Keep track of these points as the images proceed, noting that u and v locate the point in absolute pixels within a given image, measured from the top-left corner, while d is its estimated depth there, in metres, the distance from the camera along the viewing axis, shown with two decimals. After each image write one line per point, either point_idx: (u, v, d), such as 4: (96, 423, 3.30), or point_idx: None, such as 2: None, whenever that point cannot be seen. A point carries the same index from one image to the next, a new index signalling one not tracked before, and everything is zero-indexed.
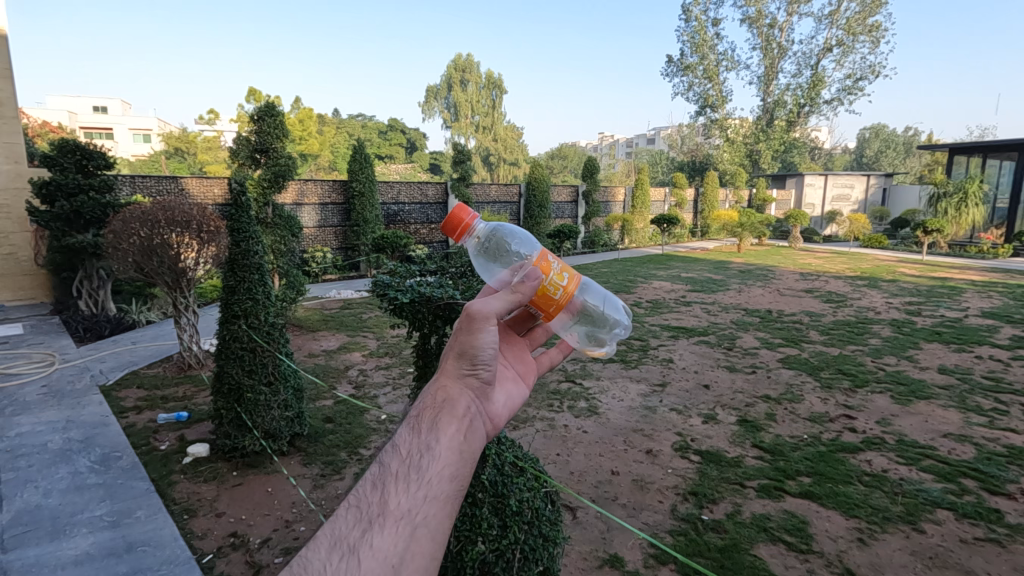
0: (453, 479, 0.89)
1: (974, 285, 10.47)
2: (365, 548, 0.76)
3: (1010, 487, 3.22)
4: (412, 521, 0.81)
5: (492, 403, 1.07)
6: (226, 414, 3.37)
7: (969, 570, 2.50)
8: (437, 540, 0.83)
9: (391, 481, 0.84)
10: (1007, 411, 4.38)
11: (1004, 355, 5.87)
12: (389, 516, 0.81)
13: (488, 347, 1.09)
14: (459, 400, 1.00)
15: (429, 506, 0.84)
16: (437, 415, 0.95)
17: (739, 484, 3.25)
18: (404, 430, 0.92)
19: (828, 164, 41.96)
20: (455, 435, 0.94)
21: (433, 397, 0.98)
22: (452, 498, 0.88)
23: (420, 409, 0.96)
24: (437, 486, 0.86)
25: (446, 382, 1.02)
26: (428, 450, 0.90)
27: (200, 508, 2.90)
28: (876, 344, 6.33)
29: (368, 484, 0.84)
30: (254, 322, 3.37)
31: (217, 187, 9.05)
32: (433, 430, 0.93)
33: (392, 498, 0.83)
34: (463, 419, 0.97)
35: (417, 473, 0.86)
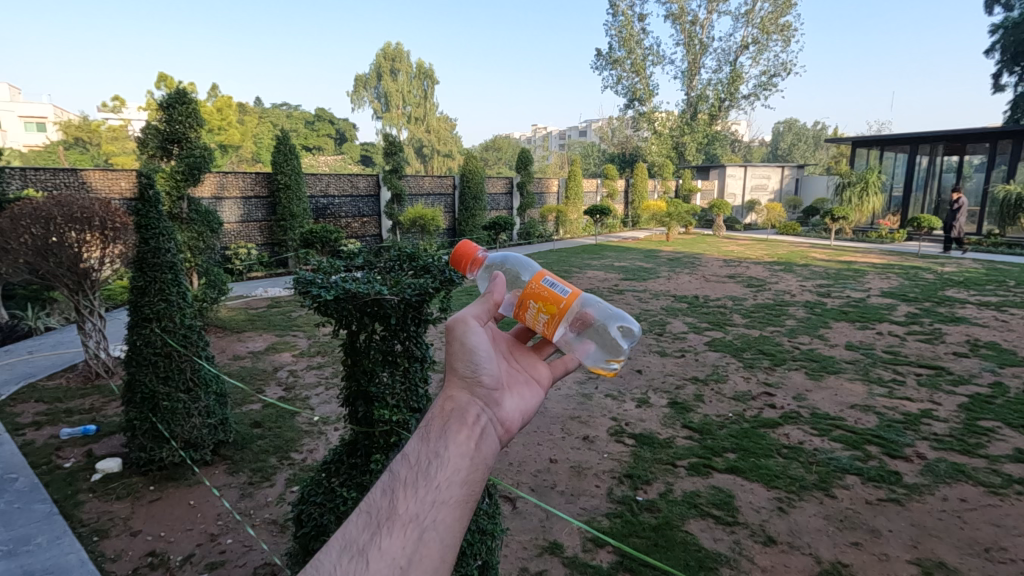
0: (464, 483, 0.85)
1: (875, 267, 11.37)
2: (373, 550, 0.75)
3: (907, 450, 3.54)
4: (420, 525, 0.78)
5: (503, 407, 1.06)
6: (139, 425, 3.13)
7: (875, 529, 2.73)
8: (448, 544, 0.79)
9: (399, 487, 0.83)
10: (904, 381, 4.82)
11: (902, 331, 6.42)
12: (397, 520, 0.79)
13: (481, 350, 1.12)
14: (470, 406, 0.99)
15: (437, 510, 0.81)
16: (447, 423, 0.94)
17: (670, 463, 3.38)
18: (416, 439, 0.91)
19: (747, 157, 44.31)
20: (465, 441, 0.91)
21: (443, 405, 0.98)
22: (464, 504, 0.84)
23: (431, 418, 0.95)
24: (446, 491, 0.83)
25: (454, 392, 1.01)
26: (437, 456, 0.87)
27: (112, 528, 2.68)
28: (792, 325, 6.78)
29: (378, 491, 0.83)
30: (168, 326, 3.14)
31: (124, 180, 8.40)
32: (443, 436, 0.90)
33: (400, 502, 0.81)
34: (473, 426, 0.95)
35: (426, 479, 0.84)
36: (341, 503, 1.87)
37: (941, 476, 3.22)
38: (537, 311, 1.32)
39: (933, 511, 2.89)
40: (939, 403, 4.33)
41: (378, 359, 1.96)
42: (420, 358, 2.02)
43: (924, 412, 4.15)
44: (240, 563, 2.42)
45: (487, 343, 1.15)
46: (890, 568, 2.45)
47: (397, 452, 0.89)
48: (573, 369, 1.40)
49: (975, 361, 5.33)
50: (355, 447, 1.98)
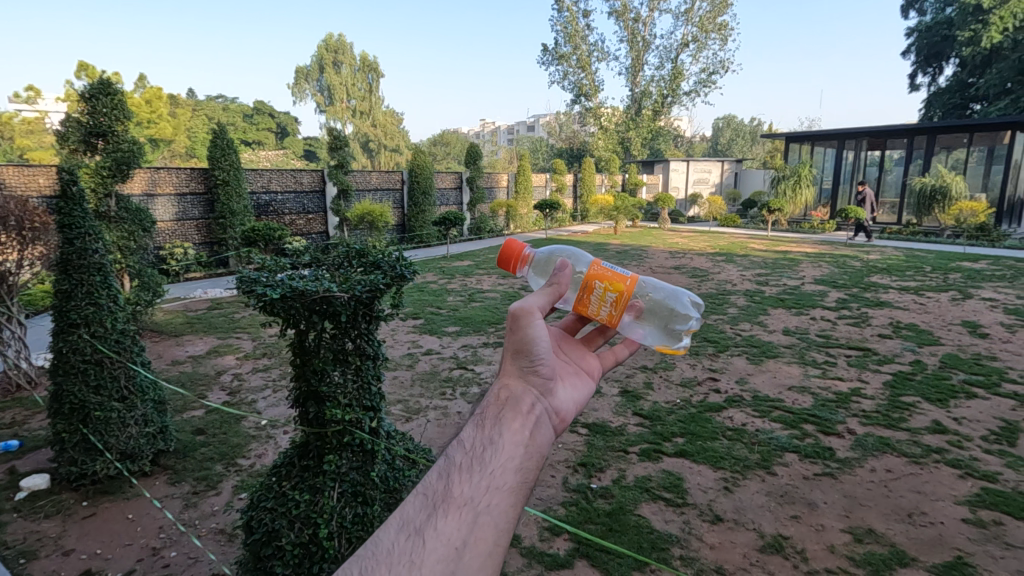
0: (518, 470, 0.84)
1: (808, 256, 12.00)
2: (430, 531, 0.75)
3: (839, 427, 3.78)
4: (475, 508, 0.78)
5: (555, 399, 1.05)
6: (69, 438, 2.93)
7: (812, 502, 2.90)
8: (504, 529, 0.78)
9: (455, 470, 0.83)
10: (836, 362, 5.14)
11: (833, 316, 6.83)
12: (452, 502, 0.78)
13: (543, 342, 1.10)
14: (523, 396, 0.98)
15: (492, 495, 0.80)
16: (501, 411, 0.94)
17: (622, 450, 3.47)
18: (471, 425, 0.91)
19: (690, 152, 45.78)
20: (519, 430, 0.91)
21: (498, 394, 0.98)
22: (520, 492, 0.82)
23: (485, 406, 0.95)
24: (501, 476, 0.83)
25: (510, 381, 1.01)
26: (491, 443, 0.87)
27: (42, 548, 2.51)
28: (734, 313, 7.07)
29: (435, 473, 0.83)
30: (98, 331, 2.96)
31: (42, 177, 7.81)
32: (497, 424, 0.91)
33: (456, 486, 0.80)
34: (527, 416, 0.94)
35: (480, 465, 0.84)
36: (293, 506, 1.82)
37: (870, 450, 3.46)
38: (605, 292, 1.43)
39: (863, 482, 3.09)
40: (867, 382, 4.63)
41: (328, 358, 1.91)
42: (372, 356, 2.01)
43: (854, 391, 4.43)
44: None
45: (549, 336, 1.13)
46: (825, 537, 2.61)
47: (453, 437, 0.89)
48: (623, 359, 1.38)
49: (898, 342, 5.73)
50: (307, 449, 1.93)
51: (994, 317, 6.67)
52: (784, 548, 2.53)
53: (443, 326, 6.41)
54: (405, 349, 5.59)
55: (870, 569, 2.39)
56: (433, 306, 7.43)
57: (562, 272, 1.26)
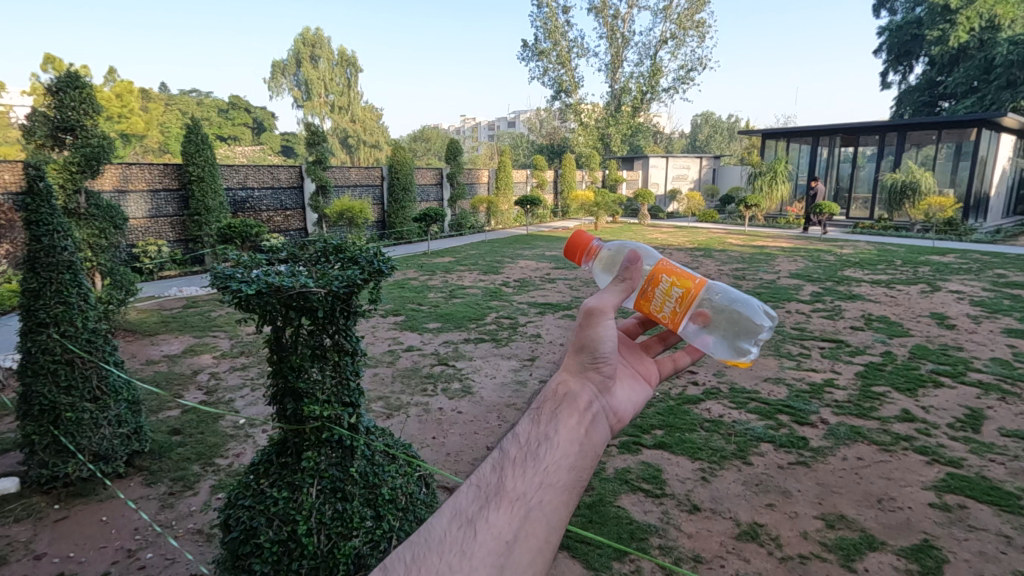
0: (573, 468, 0.81)
1: (784, 251, 12.22)
2: (481, 523, 0.73)
3: (813, 417, 3.88)
4: (528, 503, 0.76)
5: (612, 397, 1.01)
6: (39, 440, 2.87)
7: (786, 490, 2.97)
8: (556, 527, 0.76)
9: (509, 464, 0.81)
10: (810, 354, 5.25)
11: (808, 309, 6.98)
12: (505, 494, 0.77)
13: (607, 342, 1.05)
14: (582, 392, 0.95)
15: (545, 492, 0.78)
16: (558, 405, 0.90)
17: (602, 443, 3.51)
18: (526, 419, 0.89)
19: (669, 148, 46.16)
20: (576, 427, 0.87)
21: (555, 389, 0.95)
22: (573, 490, 0.80)
23: (542, 399, 0.92)
24: (555, 472, 0.80)
25: (568, 377, 0.98)
26: (547, 438, 0.85)
27: (11, 553, 2.45)
28: None
29: (490, 464, 0.82)
30: (68, 330, 2.89)
31: (8, 173, 7.57)
32: (553, 419, 0.88)
33: (509, 479, 0.78)
34: (584, 412, 0.91)
35: (535, 459, 0.81)
36: (271, 503, 1.81)
37: (842, 438, 3.55)
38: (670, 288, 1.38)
39: (835, 470, 3.18)
40: (840, 373, 4.75)
41: (306, 354, 1.90)
42: (350, 351, 1.99)
43: (827, 381, 4.54)
44: None
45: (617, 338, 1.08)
46: (799, 524, 2.68)
47: (507, 430, 0.87)
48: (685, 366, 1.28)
49: (870, 334, 5.89)
50: (285, 446, 1.92)
51: (961, 309, 6.89)
52: (759, 536, 2.59)
53: (424, 322, 6.40)
54: (386, 345, 5.56)
55: (841, 554, 2.46)
56: (414, 302, 7.39)
57: (634, 265, 1.14)
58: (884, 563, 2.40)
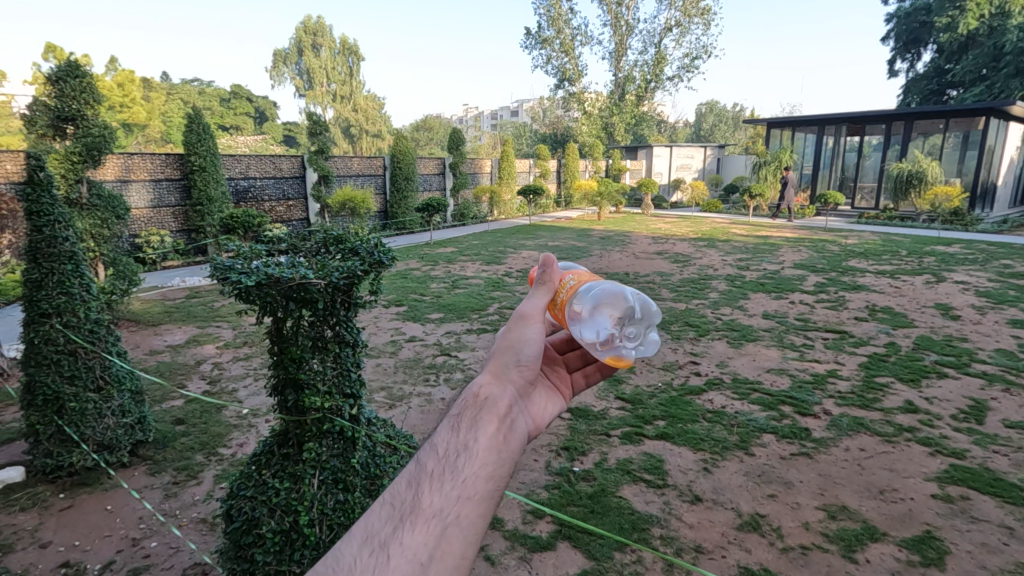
0: (490, 479, 0.81)
1: (788, 241, 12.15)
2: (396, 544, 0.72)
3: (815, 407, 3.88)
4: (444, 520, 0.75)
5: (531, 402, 1.02)
6: (43, 430, 2.88)
7: (788, 481, 2.98)
8: (471, 541, 0.76)
9: (425, 479, 0.79)
10: (813, 345, 5.24)
11: (811, 300, 6.95)
12: (420, 513, 0.75)
13: (528, 345, 1.06)
14: (500, 398, 0.94)
15: (462, 506, 0.77)
16: (478, 414, 0.89)
17: (604, 434, 3.52)
18: (444, 429, 0.87)
19: (673, 137, 45.80)
20: (495, 435, 0.87)
21: (475, 395, 0.93)
22: (490, 501, 0.80)
23: (460, 407, 0.91)
24: (472, 485, 0.79)
25: (488, 382, 0.97)
26: (465, 449, 0.83)
27: (18, 542, 2.48)
28: (715, 297, 7.15)
29: (404, 481, 0.80)
30: (71, 321, 2.90)
31: (10, 162, 7.56)
32: (472, 429, 0.86)
33: (424, 496, 0.77)
34: (503, 420, 0.90)
35: (452, 473, 0.80)
36: (273, 495, 1.81)
37: (844, 429, 3.55)
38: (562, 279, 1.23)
39: (837, 461, 3.18)
40: (843, 364, 4.73)
41: (307, 345, 1.89)
42: (351, 343, 1.99)
43: (830, 372, 4.53)
44: (168, 566, 2.31)
45: (537, 341, 1.08)
46: (800, 514, 2.69)
47: (425, 442, 0.86)
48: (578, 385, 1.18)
49: (873, 325, 5.86)
50: (287, 437, 1.92)
51: (965, 300, 6.85)
52: (761, 526, 2.60)
53: (426, 313, 6.40)
54: (388, 336, 5.56)
55: (843, 544, 2.46)
56: (416, 293, 7.40)
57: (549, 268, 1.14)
58: (885, 554, 2.40)
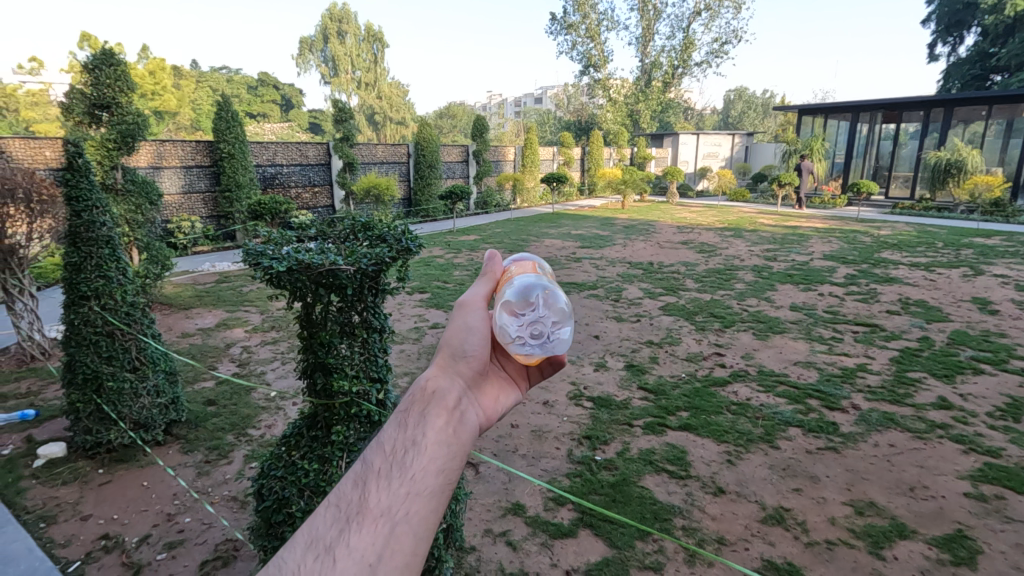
0: (441, 472, 0.75)
1: (818, 232, 11.86)
2: (341, 547, 0.66)
3: (843, 401, 3.80)
4: (392, 518, 0.69)
5: (486, 394, 0.96)
6: (83, 408, 3.00)
7: (814, 475, 2.94)
8: (424, 538, 0.70)
9: (372, 479, 0.73)
10: (842, 338, 5.12)
11: (841, 292, 6.78)
12: (367, 513, 0.70)
13: (475, 332, 1.00)
14: (450, 389, 0.89)
15: (412, 503, 0.71)
16: (427, 406, 0.84)
17: (627, 423, 3.51)
18: (391, 425, 0.81)
19: (700, 125, 44.91)
20: (445, 427, 0.81)
21: (423, 387, 0.87)
22: (443, 496, 0.74)
23: (408, 401, 0.85)
24: (422, 480, 0.73)
25: (437, 374, 0.91)
26: (414, 444, 0.77)
27: (61, 513, 2.59)
28: (741, 288, 7.04)
29: (351, 482, 0.74)
30: (109, 303, 2.99)
31: (48, 149, 7.80)
32: (421, 422, 0.80)
33: (371, 496, 0.71)
34: (454, 410, 0.85)
35: (400, 469, 0.74)
36: (302, 475, 1.85)
37: (873, 424, 3.48)
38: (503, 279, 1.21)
39: (865, 456, 3.12)
40: (874, 358, 4.62)
41: (335, 330, 1.93)
42: (378, 328, 2.01)
43: (859, 366, 4.43)
44: (201, 541, 2.40)
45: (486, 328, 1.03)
46: (827, 510, 2.65)
47: (372, 439, 0.80)
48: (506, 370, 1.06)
49: (906, 318, 5.70)
50: (316, 420, 1.95)
51: (1005, 294, 6.61)
52: (785, 520, 2.57)
53: (449, 300, 6.43)
54: (412, 322, 5.61)
55: (870, 541, 2.42)
56: (440, 280, 7.44)
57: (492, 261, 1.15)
58: (914, 552, 2.36)
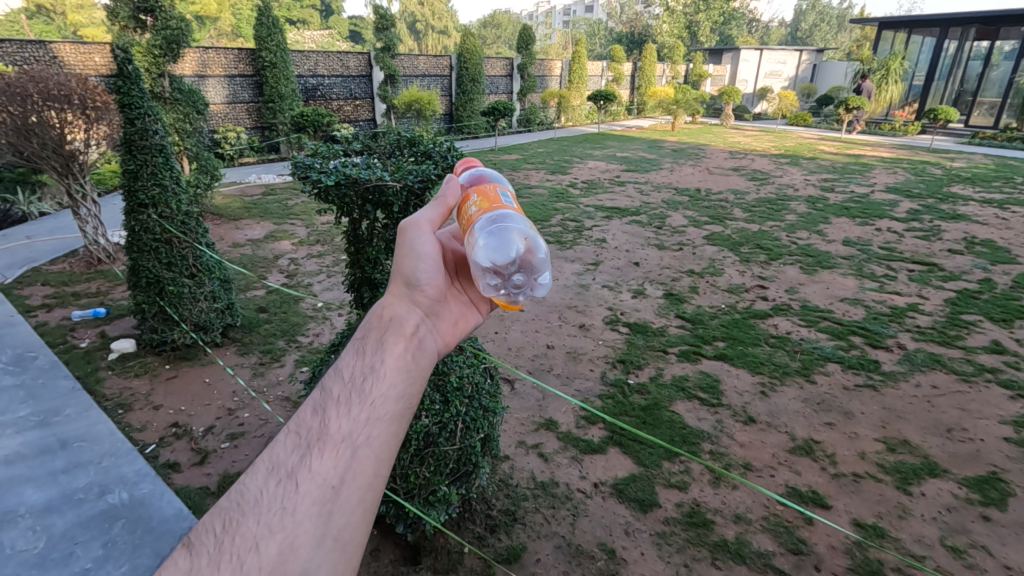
0: (399, 398, 0.83)
1: (883, 162, 11.05)
2: (303, 473, 0.73)
3: (888, 341, 3.71)
4: (353, 443, 0.76)
5: (441, 320, 1.03)
6: (149, 309, 3.21)
7: (848, 411, 2.94)
8: (383, 460, 0.78)
9: (332, 406, 0.80)
10: (896, 277, 4.91)
11: (901, 227, 6.41)
12: (328, 439, 0.76)
13: (428, 258, 1.06)
14: (407, 317, 0.95)
15: (371, 427, 0.79)
16: (383, 335, 0.90)
17: (662, 350, 3.54)
18: (348, 354, 0.87)
19: (764, 39, 41.24)
20: (402, 354, 0.88)
21: (380, 316, 0.93)
22: (400, 421, 0.82)
23: (365, 331, 0.90)
24: (381, 406, 0.81)
25: (393, 303, 0.97)
26: (372, 372, 0.84)
27: (136, 402, 2.86)
28: (792, 219, 6.73)
29: (309, 410, 0.80)
30: (166, 212, 3.12)
31: (97, 55, 7.85)
32: (378, 351, 0.87)
33: (331, 422, 0.78)
34: (410, 338, 0.91)
35: (359, 396, 0.81)
36: None
37: (917, 365, 3.40)
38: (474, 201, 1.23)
39: (905, 396, 3.08)
40: (927, 298, 4.43)
41: (381, 247, 1.96)
42: None
43: (910, 306, 4.27)
44: (260, 434, 2.62)
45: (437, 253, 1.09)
46: (857, 444, 2.67)
47: (329, 367, 0.85)
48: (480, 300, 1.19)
49: (969, 259, 5.38)
50: None
51: None
52: (814, 452, 2.60)
53: None
54: None
55: (898, 476, 2.45)
56: None
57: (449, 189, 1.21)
58: (943, 490, 2.38)
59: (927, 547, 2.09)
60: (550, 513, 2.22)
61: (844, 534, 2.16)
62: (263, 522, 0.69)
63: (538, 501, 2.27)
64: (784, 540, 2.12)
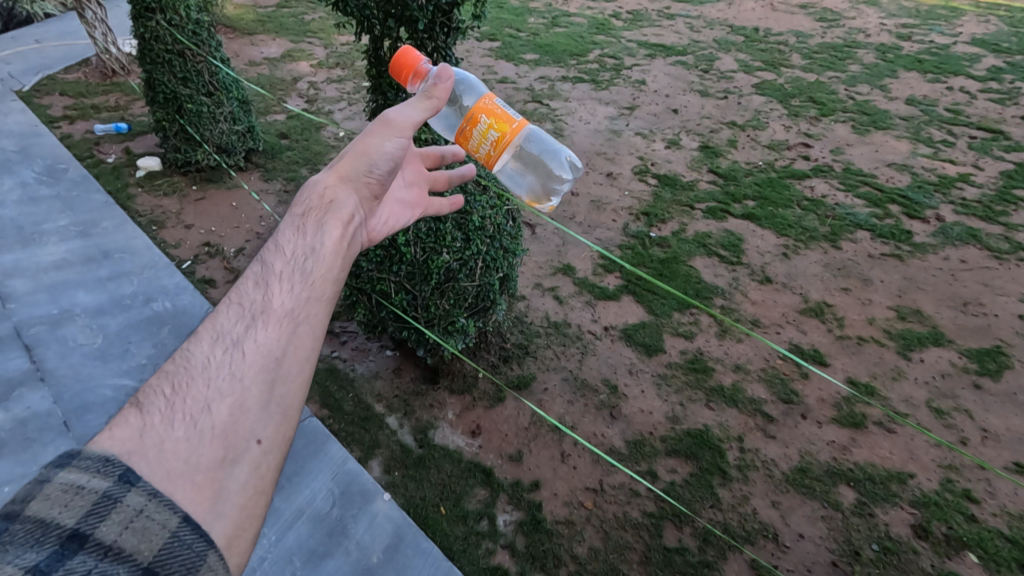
0: (337, 282, 0.84)
1: (977, 6, 9.58)
2: (250, 342, 0.72)
3: (928, 212, 3.55)
4: (297, 319, 0.76)
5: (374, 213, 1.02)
6: (170, 127, 3.15)
7: (867, 279, 2.92)
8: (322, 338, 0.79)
9: (275, 279, 0.79)
10: (954, 144, 4.53)
11: (976, 88, 5.76)
12: (274, 313, 0.76)
13: (387, 148, 1.00)
14: (348, 202, 0.94)
15: (311, 306, 0.79)
16: (324, 217, 0.89)
17: (688, 206, 3.45)
18: (289, 232, 0.85)
19: None
20: (340, 239, 0.88)
21: (322, 197, 0.91)
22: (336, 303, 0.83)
23: (307, 210, 0.89)
24: (322, 288, 0.82)
25: (335, 185, 0.94)
26: (313, 253, 0.84)
27: (168, 220, 2.95)
28: (855, 71, 6.07)
29: (250, 285, 0.78)
30: (174, 19, 2.89)
31: None
32: (319, 233, 0.86)
33: (276, 297, 0.77)
34: (348, 225, 0.91)
35: (302, 274, 0.81)
36: None
37: (951, 238, 3.29)
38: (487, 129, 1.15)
39: (929, 268, 3.03)
40: (982, 169, 4.14)
41: None
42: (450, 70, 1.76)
43: (962, 177, 4.00)
44: None
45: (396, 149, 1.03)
46: (869, 310, 2.70)
47: (269, 241, 0.83)
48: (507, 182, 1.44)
49: None
50: None
51: None
52: (824, 315, 2.65)
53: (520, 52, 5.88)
54: (480, 74, 5.26)
55: (901, 343, 2.51)
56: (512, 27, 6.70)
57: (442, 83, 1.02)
58: (942, 359, 2.45)
59: (911, 407, 2.22)
60: (560, 351, 2.36)
61: (835, 390, 2.28)
62: (214, 389, 0.68)
63: (550, 339, 2.41)
64: (778, 391, 2.26)
